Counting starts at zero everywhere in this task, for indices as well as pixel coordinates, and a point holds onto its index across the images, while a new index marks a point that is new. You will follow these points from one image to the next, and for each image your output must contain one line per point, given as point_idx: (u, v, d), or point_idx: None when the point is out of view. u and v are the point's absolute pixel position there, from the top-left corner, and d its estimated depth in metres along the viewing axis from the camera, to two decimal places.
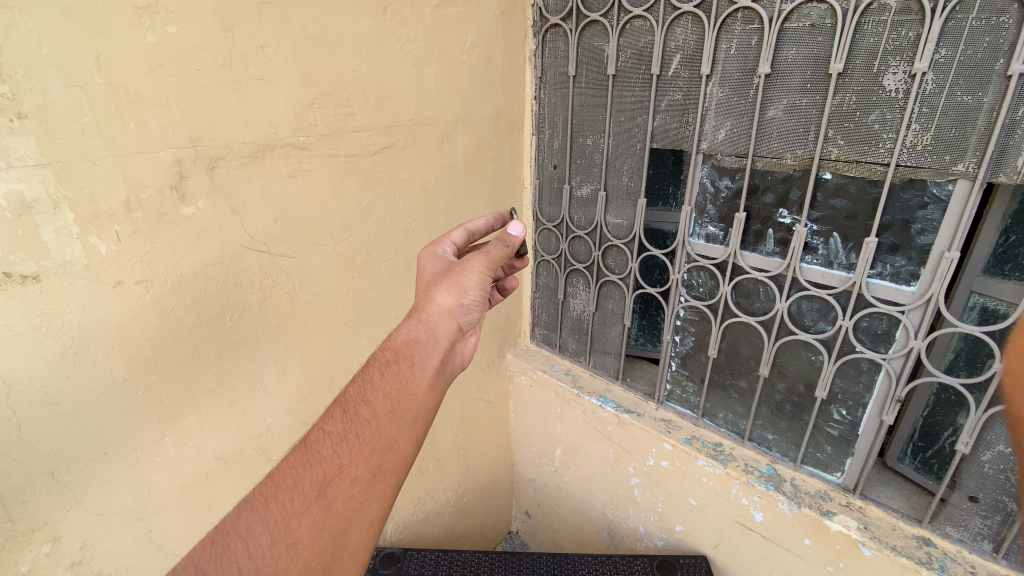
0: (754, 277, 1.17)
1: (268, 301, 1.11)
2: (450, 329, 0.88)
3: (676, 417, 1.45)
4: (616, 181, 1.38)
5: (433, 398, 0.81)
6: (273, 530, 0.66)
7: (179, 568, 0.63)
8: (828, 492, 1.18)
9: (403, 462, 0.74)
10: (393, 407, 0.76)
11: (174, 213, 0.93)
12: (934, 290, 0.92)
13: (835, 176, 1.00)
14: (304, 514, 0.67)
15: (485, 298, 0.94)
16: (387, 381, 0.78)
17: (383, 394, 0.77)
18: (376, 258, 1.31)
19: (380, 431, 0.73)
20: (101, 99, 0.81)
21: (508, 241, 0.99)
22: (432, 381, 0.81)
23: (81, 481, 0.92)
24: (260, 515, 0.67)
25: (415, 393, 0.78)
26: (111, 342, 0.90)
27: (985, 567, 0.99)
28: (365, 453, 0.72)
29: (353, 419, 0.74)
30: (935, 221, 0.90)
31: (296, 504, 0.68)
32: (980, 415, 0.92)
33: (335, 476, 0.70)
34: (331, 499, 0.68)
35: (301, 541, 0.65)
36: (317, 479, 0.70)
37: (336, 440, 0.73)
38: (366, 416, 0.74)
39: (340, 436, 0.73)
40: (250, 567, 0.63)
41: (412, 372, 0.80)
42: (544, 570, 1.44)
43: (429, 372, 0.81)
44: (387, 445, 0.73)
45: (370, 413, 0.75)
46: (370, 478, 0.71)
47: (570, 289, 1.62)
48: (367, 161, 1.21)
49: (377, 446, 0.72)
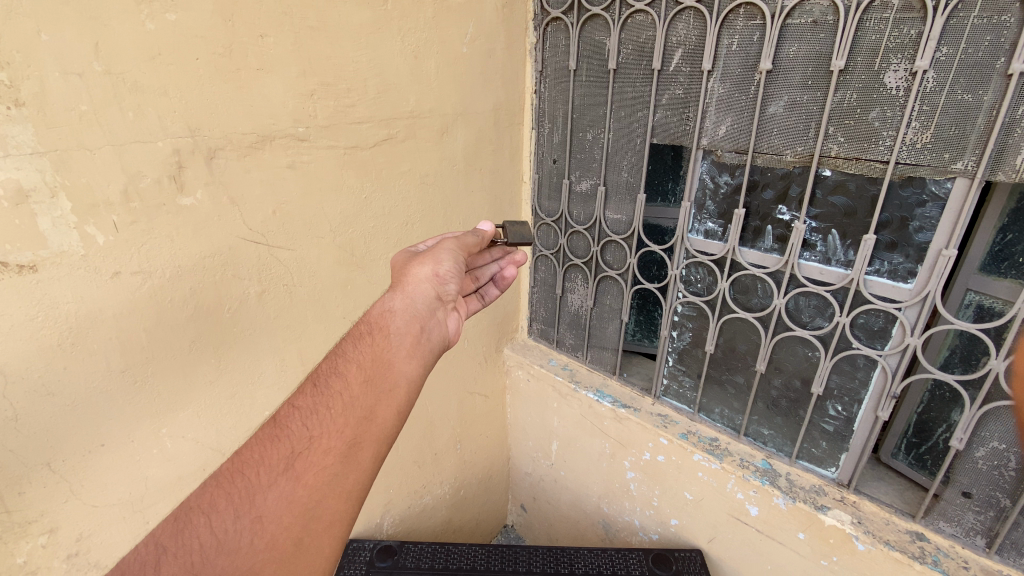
0: (752, 273, 1.17)
1: (266, 294, 1.11)
2: (426, 298, 0.89)
3: (672, 412, 1.46)
4: (615, 176, 1.38)
5: (413, 367, 0.79)
6: (237, 504, 0.63)
7: (140, 547, 0.61)
8: (822, 487, 1.19)
9: (382, 433, 0.72)
10: (367, 376, 0.74)
11: (172, 204, 0.92)
12: (932, 287, 0.93)
13: (834, 173, 1.00)
14: (271, 487, 0.64)
15: (462, 271, 0.96)
16: (360, 353, 0.77)
17: (356, 365, 0.76)
18: (375, 251, 1.31)
19: (354, 400, 0.72)
20: (100, 87, 0.80)
21: (479, 232, 1.04)
22: (410, 350, 0.81)
23: (78, 472, 0.91)
24: (226, 489, 0.65)
25: (392, 362, 0.77)
26: (108, 333, 0.89)
27: (977, 562, 1.01)
28: (338, 423, 0.69)
29: (325, 393, 0.73)
30: (933, 219, 0.91)
31: (262, 479, 0.65)
32: (975, 411, 0.93)
33: (305, 448, 0.67)
34: (301, 472, 0.66)
35: (266, 515, 0.63)
36: (286, 451, 0.67)
37: (306, 414, 0.71)
38: (338, 388, 0.73)
39: (310, 409, 0.71)
40: (211, 541, 0.61)
41: (387, 341, 0.79)
42: (540, 563, 1.45)
43: (407, 342, 0.81)
44: (363, 415, 0.71)
45: (342, 385, 0.73)
46: (345, 449, 0.69)
47: (568, 284, 1.62)
48: (366, 153, 1.20)
49: (351, 416, 0.70)
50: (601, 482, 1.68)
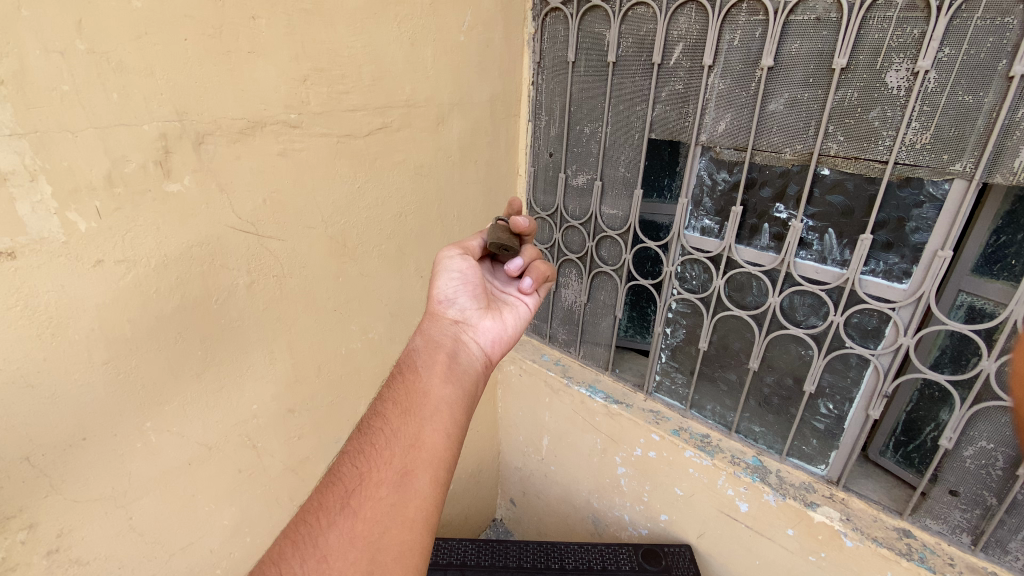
0: (747, 271, 1.17)
1: (255, 285, 1.08)
2: (444, 329, 0.99)
3: (665, 408, 1.46)
4: (613, 171, 1.36)
5: (447, 392, 0.85)
6: (302, 550, 0.64)
7: None
8: (811, 483, 1.20)
9: (433, 458, 0.75)
10: (406, 409, 0.80)
11: (158, 190, 0.89)
12: (926, 288, 0.93)
13: (833, 172, 1.00)
14: (332, 526, 0.66)
15: (468, 286, 1.03)
16: (396, 392, 0.83)
17: (393, 403, 0.81)
18: (367, 243, 1.28)
19: (398, 431, 0.76)
20: (83, 66, 0.77)
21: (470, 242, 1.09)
22: (441, 377, 0.87)
23: (58, 468, 0.88)
24: (290, 539, 0.66)
25: (426, 392, 0.83)
26: (90, 323, 0.86)
27: (962, 559, 1.02)
28: (386, 456, 0.73)
29: (368, 432, 0.77)
30: (929, 220, 0.91)
31: (322, 521, 0.67)
32: (965, 411, 0.94)
33: (358, 485, 0.70)
34: (359, 508, 0.68)
35: (331, 554, 0.64)
36: (341, 492, 0.70)
37: (354, 455, 0.74)
38: (379, 425, 0.78)
39: (357, 451, 0.75)
40: None
41: (417, 375, 0.87)
42: (530, 558, 1.43)
43: (437, 371, 0.88)
44: (409, 443, 0.75)
45: (383, 423, 0.78)
46: (398, 478, 0.71)
47: (562, 279, 1.61)
48: (360, 142, 1.18)
49: (398, 447, 0.74)
50: (591, 477, 1.68)
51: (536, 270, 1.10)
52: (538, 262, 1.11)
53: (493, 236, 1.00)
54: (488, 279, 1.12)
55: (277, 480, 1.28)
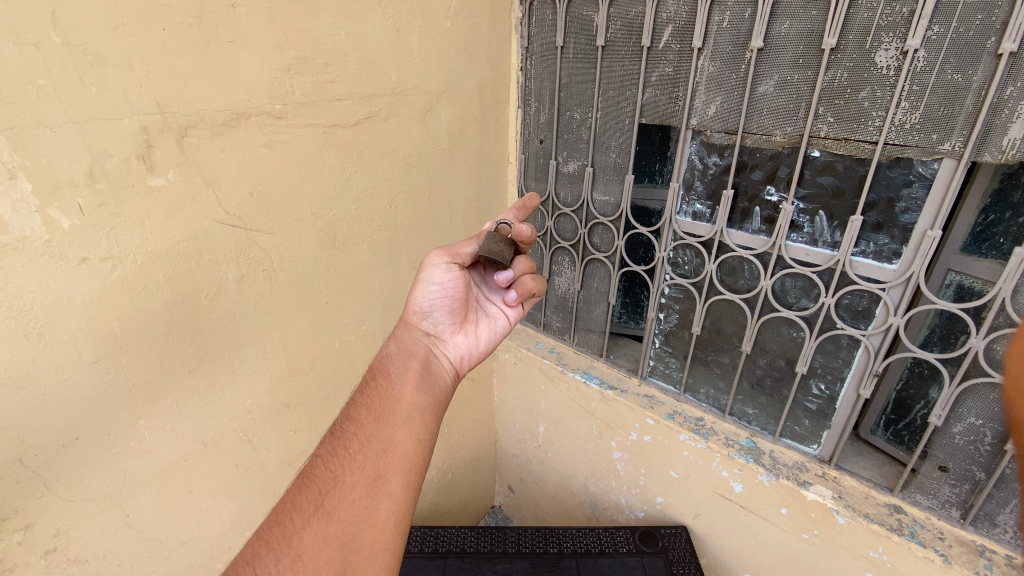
0: (739, 255, 1.17)
1: (245, 279, 1.07)
2: (416, 340, 1.00)
3: (659, 393, 1.46)
4: (604, 157, 1.36)
5: (420, 399, 0.88)
6: (275, 550, 0.65)
7: None
8: (804, 463, 1.21)
9: (405, 462, 0.77)
10: (378, 415, 0.82)
11: (141, 185, 0.87)
12: (916, 268, 0.94)
13: (823, 154, 1.00)
14: (305, 527, 0.67)
15: (445, 297, 1.03)
16: (369, 397, 0.85)
17: (366, 408, 0.83)
18: (357, 234, 1.27)
19: (372, 437, 0.78)
20: (58, 59, 0.75)
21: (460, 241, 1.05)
22: (414, 384, 0.90)
23: (51, 468, 0.87)
24: (263, 539, 0.66)
25: (398, 399, 0.86)
26: (77, 321, 0.85)
27: (953, 534, 1.03)
28: (359, 460, 0.75)
29: (342, 436, 0.79)
30: (919, 200, 0.92)
31: (296, 522, 0.68)
32: (954, 389, 0.96)
33: (331, 488, 0.72)
34: (333, 510, 0.69)
35: (304, 554, 0.65)
36: (314, 494, 0.71)
37: (328, 458, 0.75)
38: (352, 430, 0.79)
39: (330, 454, 0.76)
40: None
41: (390, 383, 0.89)
42: (529, 543, 1.41)
43: (409, 379, 0.91)
44: (382, 448, 0.77)
45: (356, 427, 0.80)
46: (371, 481, 0.73)
47: (555, 267, 1.61)
48: (347, 132, 1.16)
49: (371, 451, 0.76)
50: (588, 461, 1.68)
51: (523, 286, 1.05)
52: (529, 276, 1.05)
53: (490, 244, 0.97)
54: (476, 285, 1.11)
55: (274, 474, 1.28)
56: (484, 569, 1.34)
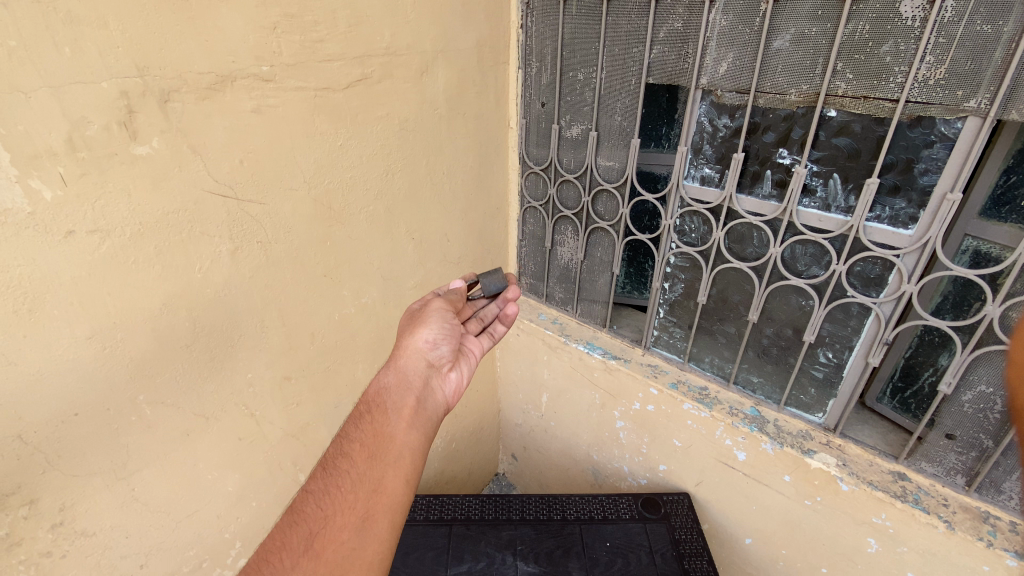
0: (748, 221, 1.14)
1: (239, 251, 1.04)
2: (417, 370, 0.98)
3: (662, 362, 1.44)
4: (608, 120, 1.30)
5: (414, 436, 0.84)
6: None
7: None
8: (808, 431, 1.21)
9: (394, 503, 0.74)
10: (372, 453, 0.78)
11: (125, 153, 0.83)
12: (933, 234, 0.90)
13: (840, 113, 0.95)
14: (294, 568, 0.65)
15: (450, 336, 1.06)
16: (363, 432, 0.82)
17: (360, 443, 0.80)
18: (354, 203, 1.23)
19: (364, 475, 0.75)
20: (27, 18, 0.70)
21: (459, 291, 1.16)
22: (409, 420, 0.87)
23: (52, 444, 0.86)
24: None
25: (393, 436, 0.82)
26: (68, 295, 0.83)
27: (956, 500, 1.03)
28: (349, 500, 0.72)
29: (334, 472, 0.76)
30: (940, 160, 0.87)
31: (285, 561, 0.66)
32: (966, 356, 0.94)
33: (322, 527, 0.69)
34: (322, 550, 0.67)
35: None
36: (304, 533, 0.69)
37: (319, 495, 0.73)
38: (344, 467, 0.76)
39: (322, 491, 0.73)
40: None
41: (386, 416, 0.85)
42: (534, 510, 1.40)
43: (405, 413, 0.87)
44: (372, 488, 0.74)
45: (348, 464, 0.77)
46: (359, 522, 0.71)
47: (558, 237, 1.57)
48: (339, 95, 1.11)
49: (361, 491, 0.73)
50: (590, 430, 1.67)
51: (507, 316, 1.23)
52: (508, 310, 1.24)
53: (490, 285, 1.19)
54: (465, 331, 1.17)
55: (279, 446, 1.27)
56: (489, 537, 1.33)
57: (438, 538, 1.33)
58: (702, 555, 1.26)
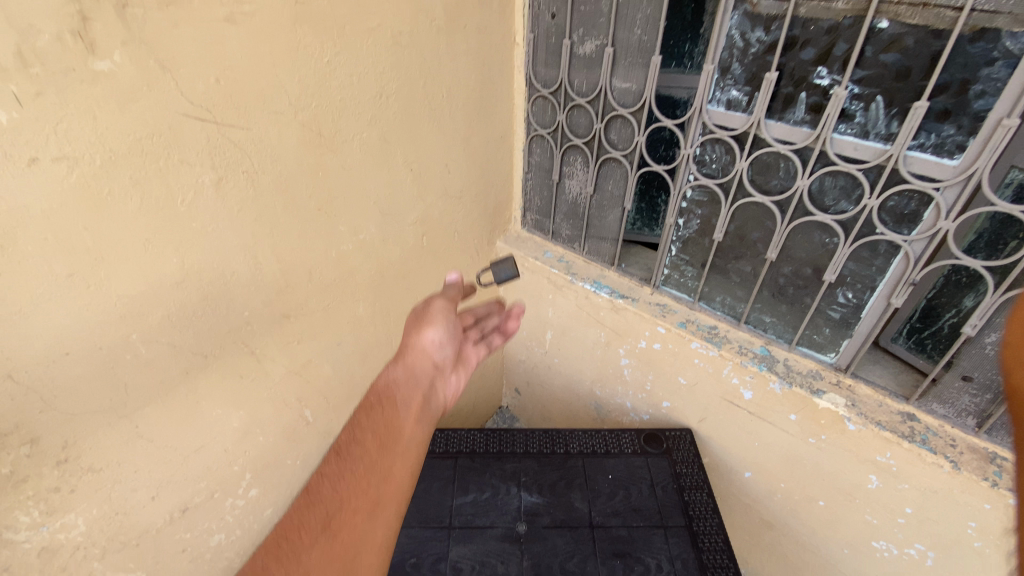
0: (775, 151, 1.05)
1: (223, 182, 0.96)
2: (427, 365, 0.94)
3: (671, 301, 1.39)
4: (626, 35, 1.17)
5: (421, 432, 0.84)
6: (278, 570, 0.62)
7: None
8: (819, 371, 1.19)
9: (400, 495, 0.75)
10: (384, 442, 0.77)
11: (84, 69, 0.74)
12: (981, 165, 0.82)
13: (893, 25, 0.83)
14: (312, 547, 0.65)
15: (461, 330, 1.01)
16: (375, 421, 0.79)
17: (372, 432, 0.77)
18: (345, 129, 1.12)
19: (378, 464, 0.74)
20: None
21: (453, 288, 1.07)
22: (419, 415, 0.85)
23: (45, 383, 0.84)
24: (267, 558, 0.64)
25: (404, 428, 0.81)
26: (40, 230, 0.76)
27: (965, 441, 1.02)
28: (364, 486, 0.71)
29: (347, 456, 0.74)
30: (999, 81, 0.77)
31: (303, 541, 0.65)
32: (998, 298, 0.89)
33: (337, 509, 0.69)
34: (337, 532, 0.67)
35: None
36: (320, 515, 0.68)
37: (334, 479, 0.71)
38: (357, 453, 0.74)
39: (337, 474, 0.72)
40: None
41: (398, 409, 0.83)
42: (537, 444, 1.41)
43: (413, 407, 0.85)
44: (384, 478, 0.74)
45: (360, 451, 0.75)
46: (372, 508, 0.71)
47: (566, 169, 1.47)
48: (322, 2, 0.97)
49: (372, 481, 0.73)
50: (595, 367, 1.65)
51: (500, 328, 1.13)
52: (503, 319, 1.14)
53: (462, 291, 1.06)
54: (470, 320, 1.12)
55: (281, 383, 1.23)
56: (494, 469, 1.34)
57: (444, 470, 1.34)
58: (703, 488, 1.29)
